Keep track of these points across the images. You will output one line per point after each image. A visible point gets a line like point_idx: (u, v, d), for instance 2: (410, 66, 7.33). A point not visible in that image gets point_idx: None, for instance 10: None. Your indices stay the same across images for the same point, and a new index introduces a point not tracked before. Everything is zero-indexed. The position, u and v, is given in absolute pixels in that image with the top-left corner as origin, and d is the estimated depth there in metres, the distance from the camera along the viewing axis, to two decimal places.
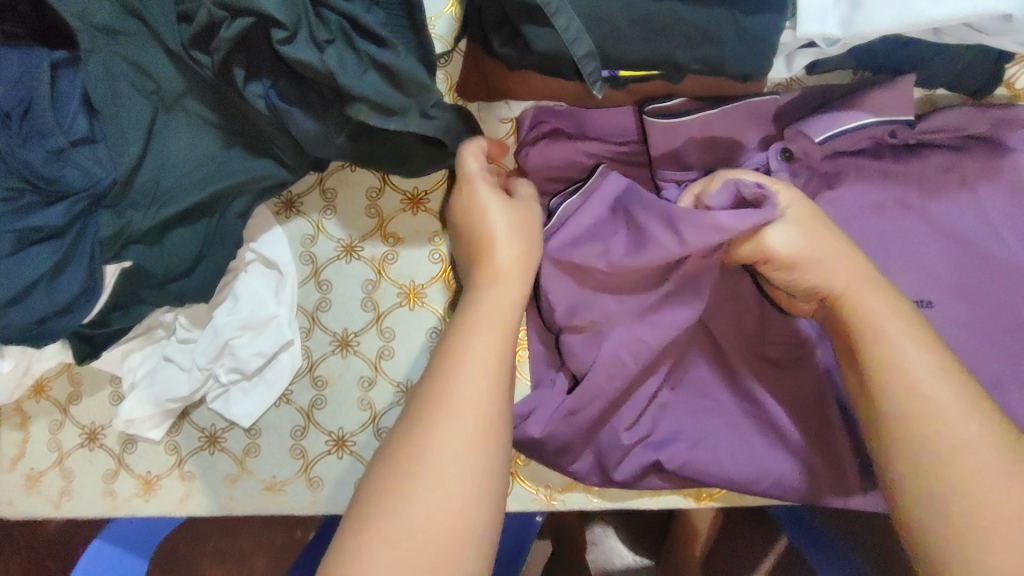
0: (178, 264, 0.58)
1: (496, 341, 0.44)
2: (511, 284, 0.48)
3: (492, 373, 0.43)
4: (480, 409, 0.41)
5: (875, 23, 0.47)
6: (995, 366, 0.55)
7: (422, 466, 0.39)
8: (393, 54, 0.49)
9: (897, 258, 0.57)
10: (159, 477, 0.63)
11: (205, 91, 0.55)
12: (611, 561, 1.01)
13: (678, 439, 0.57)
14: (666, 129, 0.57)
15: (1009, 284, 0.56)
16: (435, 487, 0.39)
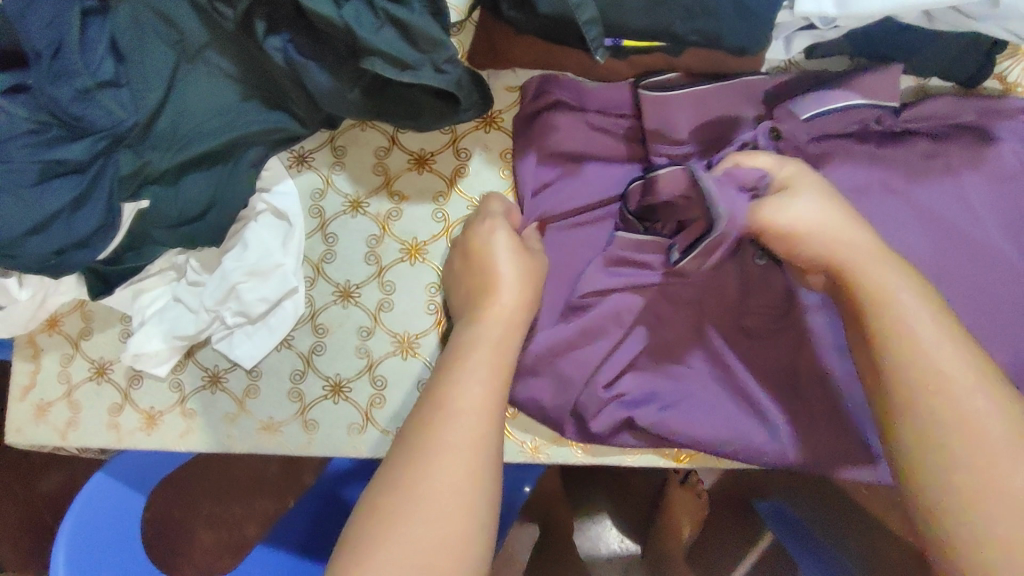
0: (190, 208, 0.61)
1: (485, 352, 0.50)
2: (495, 316, 0.52)
3: (488, 365, 0.49)
4: (477, 421, 0.46)
5: (867, 3, 0.50)
6: None
7: (419, 467, 0.43)
8: (407, 11, 0.52)
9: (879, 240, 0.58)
10: (162, 413, 0.65)
11: (227, 44, 0.58)
12: (595, 548, 1.04)
13: (653, 400, 0.59)
14: (660, 103, 0.60)
15: (989, 268, 0.58)
16: (446, 460, 0.44)
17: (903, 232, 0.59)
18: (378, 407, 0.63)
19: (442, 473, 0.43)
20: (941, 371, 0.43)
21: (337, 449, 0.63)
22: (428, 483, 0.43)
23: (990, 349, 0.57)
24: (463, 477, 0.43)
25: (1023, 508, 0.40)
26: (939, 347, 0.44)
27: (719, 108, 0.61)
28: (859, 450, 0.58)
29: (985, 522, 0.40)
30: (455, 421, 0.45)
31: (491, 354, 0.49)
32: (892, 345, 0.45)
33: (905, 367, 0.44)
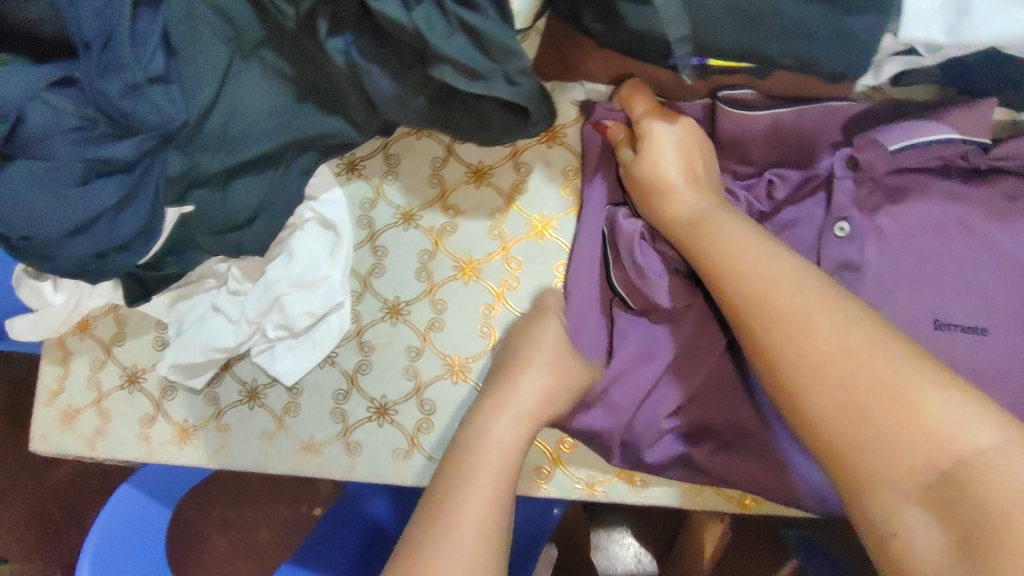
0: (239, 213, 0.58)
1: (506, 457, 0.49)
2: (515, 411, 0.51)
3: (505, 471, 0.48)
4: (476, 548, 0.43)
5: (981, 32, 0.46)
6: None
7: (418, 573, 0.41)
8: (482, 18, 0.49)
9: (954, 282, 0.55)
10: (196, 427, 0.62)
11: (284, 45, 0.54)
12: (613, 567, 1.02)
13: (712, 435, 0.57)
14: (734, 122, 0.58)
15: None
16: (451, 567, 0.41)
17: (981, 274, 0.55)
18: (426, 432, 0.60)
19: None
20: (783, 290, 0.43)
21: (382, 474, 0.60)
22: None
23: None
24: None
25: (862, 401, 0.38)
26: (732, 275, 0.47)
27: (793, 131, 0.58)
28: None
29: (848, 438, 0.38)
30: (467, 529, 0.44)
31: (497, 465, 0.48)
32: (730, 275, 0.47)
33: (744, 290, 0.45)
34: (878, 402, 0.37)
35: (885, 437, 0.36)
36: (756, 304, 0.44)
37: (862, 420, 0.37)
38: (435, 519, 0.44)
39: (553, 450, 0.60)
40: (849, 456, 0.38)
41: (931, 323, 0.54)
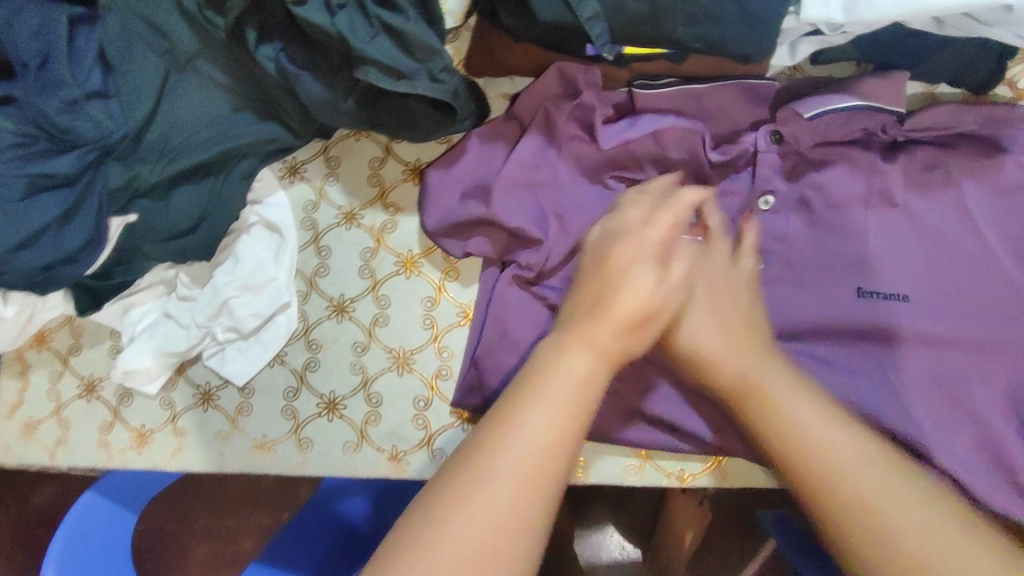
0: (182, 221, 0.60)
1: (568, 396, 0.37)
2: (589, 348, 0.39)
3: (557, 436, 0.35)
4: (538, 463, 0.35)
5: (877, 10, 0.48)
6: (963, 362, 0.55)
7: (453, 514, 0.34)
8: (404, 18, 0.50)
9: (881, 249, 0.57)
10: (153, 431, 0.63)
11: (218, 53, 0.56)
12: (597, 555, 1.02)
13: (644, 417, 0.58)
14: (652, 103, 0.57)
15: (991, 285, 0.56)
16: (480, 502, 0.34)
17: (898, 245, 0.57)
18: (374, 425, 0.61)
19: (488, 499, 0.34)
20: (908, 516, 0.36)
21: (332, 469, 0.61)
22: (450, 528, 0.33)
23: (987, 363, 0.55)
24: (485, 546, 0.33)
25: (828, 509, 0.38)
26: (853, 474, 0.38)
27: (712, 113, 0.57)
28: (1018, 447, 0.54)
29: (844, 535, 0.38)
30: (502, 481, 0.34)
31: (561, 398, 0.36)
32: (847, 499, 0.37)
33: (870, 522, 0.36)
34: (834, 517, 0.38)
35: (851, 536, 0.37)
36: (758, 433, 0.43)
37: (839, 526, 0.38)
38: (493, 429, 0.36)
39: None
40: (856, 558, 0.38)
41: (853, 291, 0.57)
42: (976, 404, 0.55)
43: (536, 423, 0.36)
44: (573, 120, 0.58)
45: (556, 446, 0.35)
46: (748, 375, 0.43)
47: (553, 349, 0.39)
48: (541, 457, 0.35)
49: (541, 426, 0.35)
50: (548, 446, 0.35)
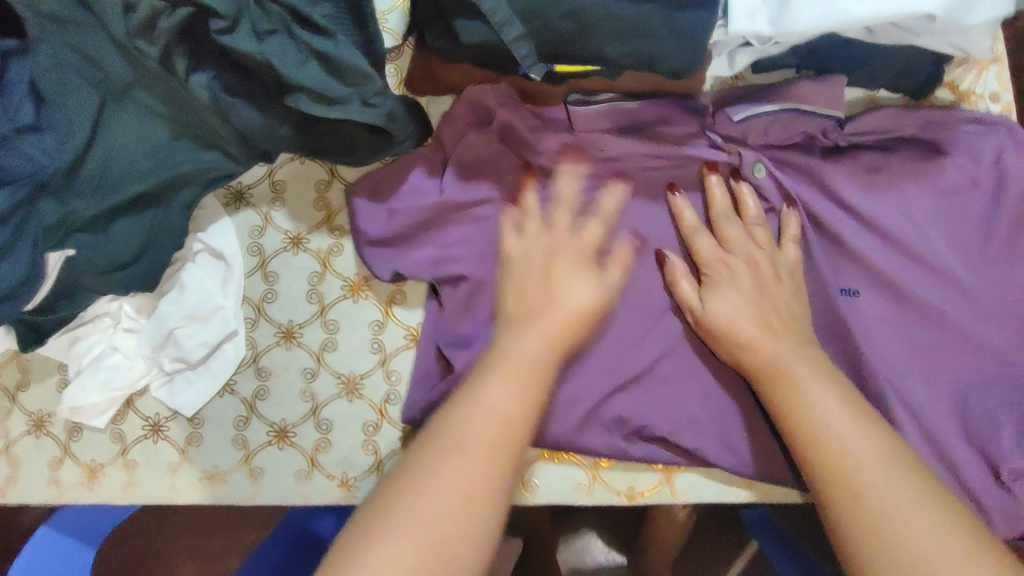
0: (122, 253, 0.59)
1: (527, 368, 0.46)
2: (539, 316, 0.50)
3: (521, 402, 0.44)
4: (505, 430, 0.43)
5: (801, 23, 0.47)
6: (906, 360, 0.55)
7: (446, 471, 0.41)
8: (333, 44, 0.49)
9: (821, 252, 0.57)
10: (104, 466, 0.63)
11: (152, 83, 0.54)
12: (582, 561, 1.02)
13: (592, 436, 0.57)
14: (590, 118, 0.56)
15: (931, 284, 0.56)
16: (462, 464, 0.41)
17: (843, 247, 0.57)
18: (325, 451, 0.61)
19: (468, 467, 0.41)
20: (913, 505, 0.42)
21: (284, 498, 0.61)
22: (442, 482, 0.40)
23: (931, 364, 0.55)
24: (474, 502, 0.40)
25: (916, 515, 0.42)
26: (871, 466, 0.45)
27: (651, 129, 0.57)
28: (960, 447, 0.55)
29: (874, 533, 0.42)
30: (477, 449, 0.42)
31: (527, 365, 0.46)
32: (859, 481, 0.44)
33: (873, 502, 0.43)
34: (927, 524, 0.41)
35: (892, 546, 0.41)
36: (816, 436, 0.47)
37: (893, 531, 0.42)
38: (468, 397, 0.44)
39: None
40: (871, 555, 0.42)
41: (836, 290, 0.56)
42: (919, 403, 0.55)
43: (500, 389, 0.45)
44: (512, 139, 0.57)
45: (522, 406, 0.44)
46: (783, 365, 0.50)
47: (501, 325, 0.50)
48: (505, 425, 0.43)
49: (506, 392, 0.44)
50: (515, 406, 0.44)
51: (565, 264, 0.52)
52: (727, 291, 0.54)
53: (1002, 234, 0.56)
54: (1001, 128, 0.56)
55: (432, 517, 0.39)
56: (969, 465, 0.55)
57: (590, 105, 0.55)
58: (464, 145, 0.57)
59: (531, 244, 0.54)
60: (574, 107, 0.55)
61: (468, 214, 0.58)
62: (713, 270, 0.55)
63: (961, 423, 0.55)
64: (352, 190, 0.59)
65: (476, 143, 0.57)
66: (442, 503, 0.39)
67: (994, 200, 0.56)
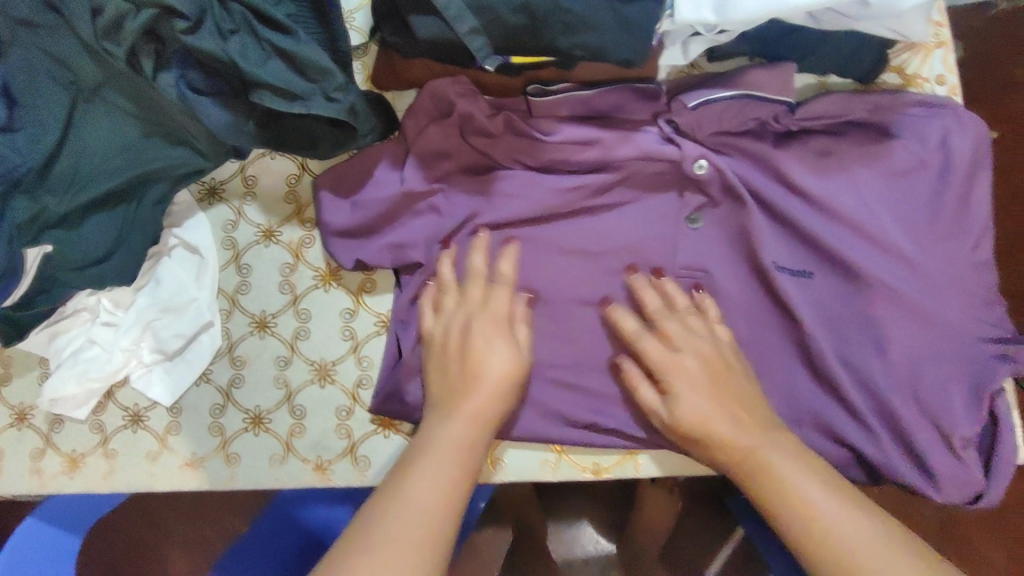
0: (97, 249, 0.61)
1: (470, 426, 0.50)
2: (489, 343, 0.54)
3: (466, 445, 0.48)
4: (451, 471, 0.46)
5: (744, 10, 0.48)
6: (856, 334, 0.57)
7: (405, 490, 0.44)
8: (294, 41, 0.51)
9: (771, 234, 0.58)
10: (84, 455, 0.65)
11: (121, 83, 0.56)
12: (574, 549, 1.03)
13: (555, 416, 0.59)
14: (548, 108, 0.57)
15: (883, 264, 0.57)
16: (423, 483, 0.45)
17: (794, 229, 0.58)
18: (298, 437, 0.62)
19: (424, 489, 0.44)
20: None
21: (260, 483, 0.63)
22: (407, 498, 0.44)
23: (883, 341, 0.56)
24: (427, 524, 0.43)
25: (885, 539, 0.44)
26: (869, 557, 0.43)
27: (608, 116, 0.59)
28: (910, 417, 0.56)
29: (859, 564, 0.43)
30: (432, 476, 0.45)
31: (477, 410, 0.50)
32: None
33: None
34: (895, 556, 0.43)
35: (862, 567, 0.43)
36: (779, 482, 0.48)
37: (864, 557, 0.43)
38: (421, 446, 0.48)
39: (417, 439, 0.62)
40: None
41: (770, 266, 0.58)
42: (873, 376, 0.56)
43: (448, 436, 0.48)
44: (473, 131, 0.58)
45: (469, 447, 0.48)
46: (758, 454, 0.49)
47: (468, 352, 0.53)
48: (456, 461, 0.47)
49: (459, 432, 0.49)
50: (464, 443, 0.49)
51: (482, 328, 0.54)
52: (690, 393, 0.52)
53: (949, 212, 0.57)
54: (945, 110, 0.58)
55: (395, 526, 0.42)
56: (920, 435, 0.56)
57: (548, 96, 0.57)
58: (426, 136, 0.58)
59: (449, 319, 0.55)
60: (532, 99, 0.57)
61: (428, 203, 0.59)
62: (666, 373, 0.53)
63: (913, 394, 0.56)
64: (319, 183, 0.60)
65: (436, 137, 0.59)
66: (410, 510, 0.43)
67: (940, 180, 0.58)
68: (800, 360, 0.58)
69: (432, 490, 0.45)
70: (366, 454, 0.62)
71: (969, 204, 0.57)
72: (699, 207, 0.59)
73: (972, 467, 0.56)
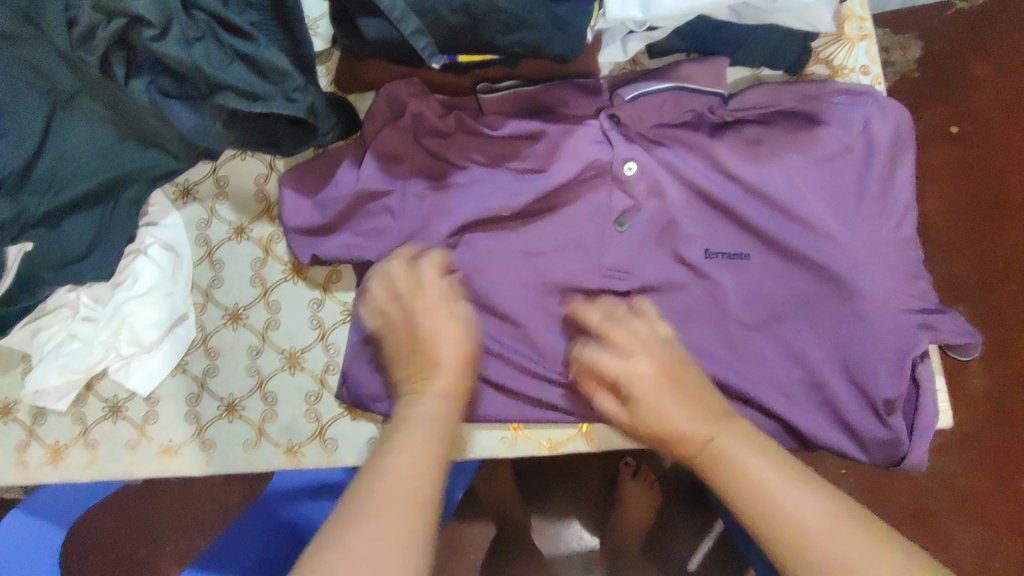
0: (76, 247, 0.65)
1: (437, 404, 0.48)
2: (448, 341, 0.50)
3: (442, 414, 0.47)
4: (432, 442, 0.45)
5: (667, 6, 0.52)
6: (788, 308, 0.61)
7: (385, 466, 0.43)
8: (256, 47, 0.54)
9: (708, 217, 0.62)
10: (67, 446, 0.68)
11: (97, 91, 0.60)
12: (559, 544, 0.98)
13: (510, 393, 0.63)
14: (498, 105, 0.62)
15: (813, 244, 0.60)
16: (399, 456, 0.43)
17: (728, 214, 0.62)
18: (270, 422, 0.66)
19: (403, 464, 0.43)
20: (871, 556, 0.40)
21: (234, 466, 0.66)
22: (386, 473, 0.42)
23: (813, 315, 0.60)
24: (410, 497, 0.41)
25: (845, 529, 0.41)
26: (821, 532, 0.41)
27: (555, 110, 0.63)
28: (838, 384, 0.60)
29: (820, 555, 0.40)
30: (409, 454, 0.43)
31: (445, 380, 0.49)
32: (815, 556, 0.40)
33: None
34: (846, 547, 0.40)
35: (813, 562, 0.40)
36: (740, 470, 0.45)
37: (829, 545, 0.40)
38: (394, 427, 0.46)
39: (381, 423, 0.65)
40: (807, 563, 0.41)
41: (702, 253, 0.62)
42: (806, 349, 0.60)
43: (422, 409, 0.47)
44: (428, 128, 0.62)
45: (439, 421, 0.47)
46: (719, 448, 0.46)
47: (436, 331, 0.51)
48: (427, 431, 0.46)
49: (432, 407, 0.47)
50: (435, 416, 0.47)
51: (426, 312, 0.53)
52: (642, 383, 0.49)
53: (874, 193, 0.61)
54: (868, 98, 0.62)
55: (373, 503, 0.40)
56: (848, 401, 0.60)
57: (498, 93, 0.62)
58: (384, 136, 0.62)
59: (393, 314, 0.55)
60: (484, 96, 0.62)
61: (381, 203, 0.62)
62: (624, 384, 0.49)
63: (840, 363, 0.60)
64: (281, 182, 0.64)
65: (391, 138, 0.62)
66: (394, 481, 0.41)
67: (864, 163, 0.61)
68: (740, 336, 0.61)
69: (419, 458, 0.43)
70: (335, 437, 0.65)
71: (892, 185, 0.61)
72: (627, 210, 0.61)
73: (898, 431, 0.59)
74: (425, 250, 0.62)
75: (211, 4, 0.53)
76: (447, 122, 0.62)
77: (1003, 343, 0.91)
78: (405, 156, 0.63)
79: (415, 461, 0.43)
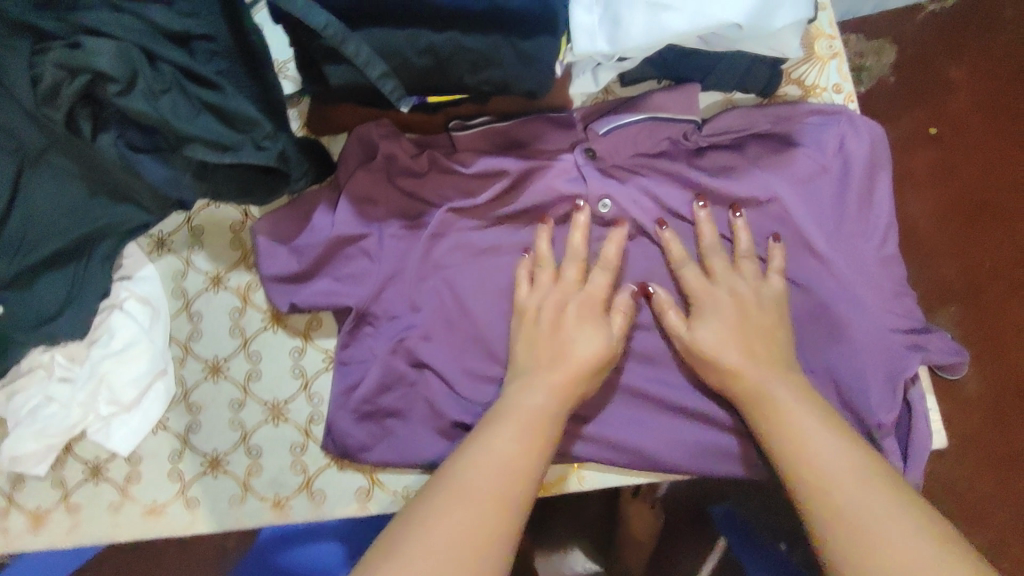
0: (48, 306, 0.64)
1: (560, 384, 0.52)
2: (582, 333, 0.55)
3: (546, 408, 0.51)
4: (532, 431, 0.49)
5: (633, 39, 0.52)
6: None
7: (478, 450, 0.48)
8: (222, 96, 0.53)
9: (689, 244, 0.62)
10: (48, 511, 0.66)
11: (66, 148, 0.59)
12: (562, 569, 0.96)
13: None
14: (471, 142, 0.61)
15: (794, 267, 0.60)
16: (498, 435, 0.49)
17: None
18: (256, 476, 0.64)
19: (499, 446, 0.48)
20: (884, 506, 0.44)
21: (220, 523, 0.64)
22: (485, 455, 0.47)
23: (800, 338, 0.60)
24: (498, 476, 0.46)
25: (867, 481, 0.45)
26: (841, 473, 0.46)
27: (528, 145, 0.62)
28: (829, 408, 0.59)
29: (839, 504, 0.44)
30: (506, 438, 0.48)
31: (563, 381, 0.52)
32: (833, 488, 0.46)
33: (826, 499, 0.45)
34: (867, 494, 0.44)
35: (826, 501, 0.45)
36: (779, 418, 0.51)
37: (849, 483, 0.46)
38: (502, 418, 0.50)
39: (369, 472, 0.64)
40: (819, 491, 0.46)
41: None
42: None
43: (539, 389, 0.52)
44: (402, 168, 0.62)
45: (550, 415, 0.51)
46: (763, 384, 0.53)
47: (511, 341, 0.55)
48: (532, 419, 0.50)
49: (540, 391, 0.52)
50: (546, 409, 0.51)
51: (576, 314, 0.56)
52: (712, 322, 0.56)
53: (854, 211, 0.60)
54: (841, 117, 0.61)
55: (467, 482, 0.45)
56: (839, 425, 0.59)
57: (470, 130, 0.61)
58: (357, 178, 0.62)
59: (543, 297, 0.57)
60: (456, 134, 0.61)
61: (358, 247, 0.62)
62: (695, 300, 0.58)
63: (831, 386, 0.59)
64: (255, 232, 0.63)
65: (365, 180, 0.62)
66: (492, 460, 0.47)
67: (841, 182, 0.61)
68: None
69: (515, 444, 0.48)
70: (322, 489, 0.64)
71: (871, 203, 0.61)
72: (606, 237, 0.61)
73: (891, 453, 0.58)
74: (404, 292, 0.61)
75: (175, 56, 0.52)
76: (420, 163, 0.62)
77: (996, 347, 0.91)
78: (380, 200, 0.62)
79: (508, 441, 0.48)
